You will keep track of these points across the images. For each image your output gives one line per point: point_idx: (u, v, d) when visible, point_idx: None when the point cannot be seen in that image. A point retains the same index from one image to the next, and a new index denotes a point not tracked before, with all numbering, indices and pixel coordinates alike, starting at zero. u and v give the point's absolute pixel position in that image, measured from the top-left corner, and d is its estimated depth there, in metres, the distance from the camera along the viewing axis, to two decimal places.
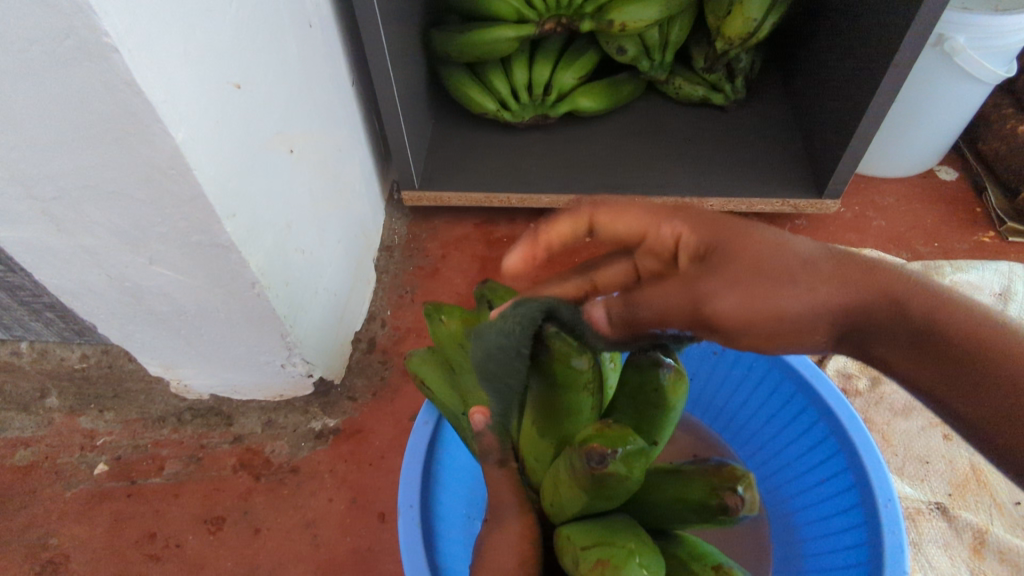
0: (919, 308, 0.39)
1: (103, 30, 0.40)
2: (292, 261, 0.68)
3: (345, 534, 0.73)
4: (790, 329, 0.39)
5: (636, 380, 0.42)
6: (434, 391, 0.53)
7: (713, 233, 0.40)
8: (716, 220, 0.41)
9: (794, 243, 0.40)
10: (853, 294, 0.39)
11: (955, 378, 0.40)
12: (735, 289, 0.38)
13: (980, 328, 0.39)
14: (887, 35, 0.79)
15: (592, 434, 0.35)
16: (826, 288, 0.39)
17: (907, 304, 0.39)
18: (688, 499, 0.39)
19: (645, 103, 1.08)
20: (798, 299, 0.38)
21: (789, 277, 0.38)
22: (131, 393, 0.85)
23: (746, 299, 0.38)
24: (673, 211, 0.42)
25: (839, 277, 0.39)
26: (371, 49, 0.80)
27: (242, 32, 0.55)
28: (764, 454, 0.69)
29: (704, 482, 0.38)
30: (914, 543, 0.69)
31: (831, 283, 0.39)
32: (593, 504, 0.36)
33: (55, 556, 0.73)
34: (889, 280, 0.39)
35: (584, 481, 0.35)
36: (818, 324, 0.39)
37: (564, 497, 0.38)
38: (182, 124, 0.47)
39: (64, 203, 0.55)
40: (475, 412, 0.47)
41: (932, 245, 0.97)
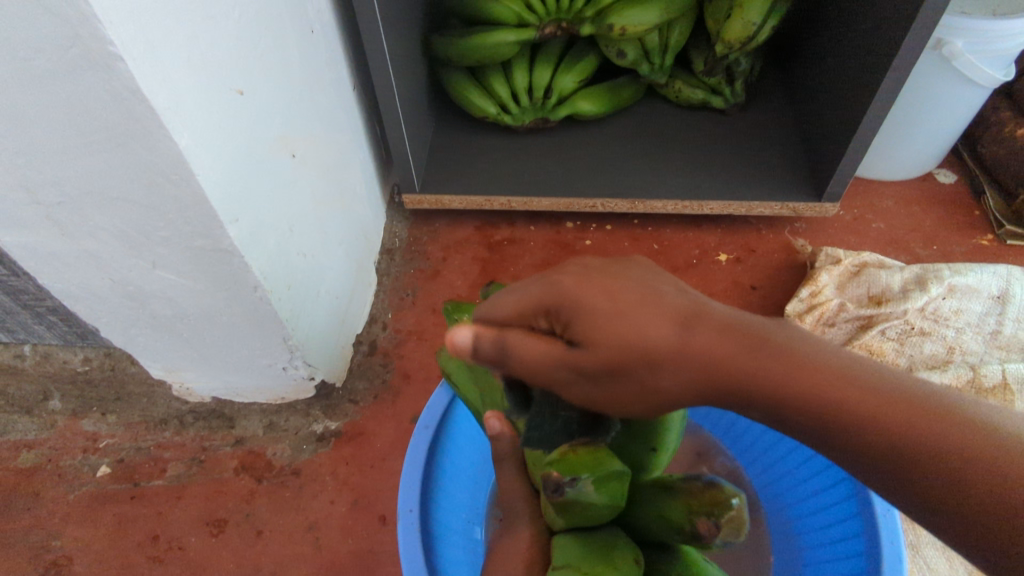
0: (763, 390, 0.36)
1: (108, 38, 0.40)
2: (296, 264, 0.69)
3: (347, 536, 0.74)
4: (627, 402, 0.39)
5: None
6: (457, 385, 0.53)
7: (566, 302, 0.38)
8: (600, 287, 0.38)
9: (655, 326, 0.37)
10: (676, 377, 0.37)
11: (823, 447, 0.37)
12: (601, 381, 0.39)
13: (852, 410, 0.35)
14: (885, 40, 0.79)
15: (558, 459, 0.37)
16: (650, 374, 0.38)
17: (748, 388, 0.36)
18: (671, 516, 0.39)
19: (646, 107, 1.09)
20: (661, 390, 0.38)
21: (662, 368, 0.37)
22: (133, 395, 0.85)
23: (586, 378, 0.38)
24: (545, 289, 0.39)
25: (714, 368, 0.37)
26: (373, 54, 0.80)
27: (245, 41, 0.56)
28: (763, 461, 0.69)
29: (683, 505, 0.39)
30: (913, 546, 0.69)
31: (668, 373, 0.37)
32: (562, 522, 0.39)
33: (59, 558, 0.73)
34: (726, 361, 0.36)
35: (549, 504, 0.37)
36: (650, 401, 0.39)
37: (544, 512, 0.41)
38: (186, 130, 0.48)
39: (68, 208, 0.55)
40: (492, 417, 0.47)
41: (931, 248, 0.97)
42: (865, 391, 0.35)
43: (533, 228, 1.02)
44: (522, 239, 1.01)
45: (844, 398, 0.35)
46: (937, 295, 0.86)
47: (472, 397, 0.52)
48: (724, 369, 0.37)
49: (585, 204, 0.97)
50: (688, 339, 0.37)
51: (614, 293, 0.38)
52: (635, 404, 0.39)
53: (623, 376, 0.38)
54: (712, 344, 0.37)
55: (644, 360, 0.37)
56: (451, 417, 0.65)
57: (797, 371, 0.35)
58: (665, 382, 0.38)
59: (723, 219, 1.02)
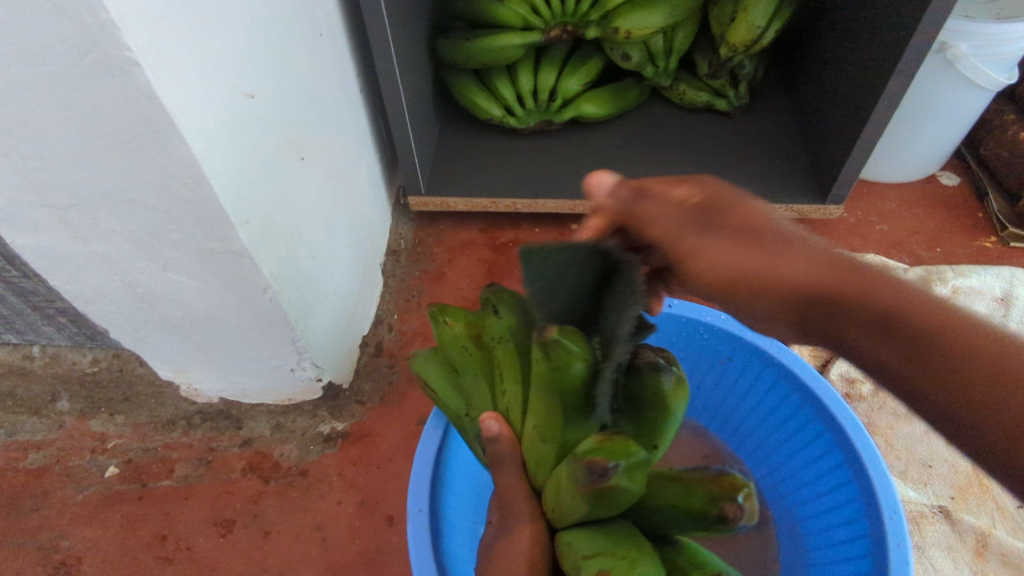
0: (885, 299, 0.43)
1: (125, 44, 0.41)
2: (304, 266, 0.69)
3: (354, 536, 0.74)
4: (754, 291, 0.44)
5: (641, 383, 0.44)
6: (440, 393, 0.52)
7: (717, 197, 0.45)
8: (746, 202, 0.45)
9: (787, 231, 0.45)
10: (809, 274, 0.43)
11: (910, 367, 0.43)
12: (732, 248, 0.43)
13: (940, 320, 0.42)
14: (889, 43, 0.80)
15: (593, 448, 0.36)
16: (791, 266, 0.43)
17: (870, 291, 0.43)
18: (687, 505, 0.40)
19: (650, 109, 1.09)
20: (770, 267, 0.43)
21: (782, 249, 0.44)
22: (141, 396, 0.86)
23: (725, 251, 0.43)
24: (699, 181, 0.46)
25: (838, 272, 0.44)
26: (380, 57, 0.80)
27: (256, 45, 0.56)
28: (770, 463, 0.70)
29: (702, 492, 0.40)
30: (918, 546, 0.70)
31: (802, 272, 0.43)
32: (586, 513, 0.38)
33: (68, 558, 0.74)
34: (852, 269, 0.44)
35: (582, 493, 0.36)
36: (795, 294, 0.44)
37: (562, 505, 0.40)
38: (199, 134, 0.48)
39: (80, 211, 0.56)
40: (489, 419, 0.45)
41: (934, 250, 0.98)
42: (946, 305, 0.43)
43: (538, 230, 1.03)
44: (527, 240, 1.01)
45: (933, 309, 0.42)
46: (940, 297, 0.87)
47: (454, 402, 0.52)
48: (849, 277, 0.43)
49: (590, 206, 0.97)
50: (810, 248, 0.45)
51: (756, 207, 0.45)
52: (763, 294, 0.44)
53: (760, 257, 0.43)
54: (829, 258, 0.44)
55: (782, 251, 0.44)
56: None
57: (899, 284, 0.43)
58: (800, 278, 0.43)
59: None
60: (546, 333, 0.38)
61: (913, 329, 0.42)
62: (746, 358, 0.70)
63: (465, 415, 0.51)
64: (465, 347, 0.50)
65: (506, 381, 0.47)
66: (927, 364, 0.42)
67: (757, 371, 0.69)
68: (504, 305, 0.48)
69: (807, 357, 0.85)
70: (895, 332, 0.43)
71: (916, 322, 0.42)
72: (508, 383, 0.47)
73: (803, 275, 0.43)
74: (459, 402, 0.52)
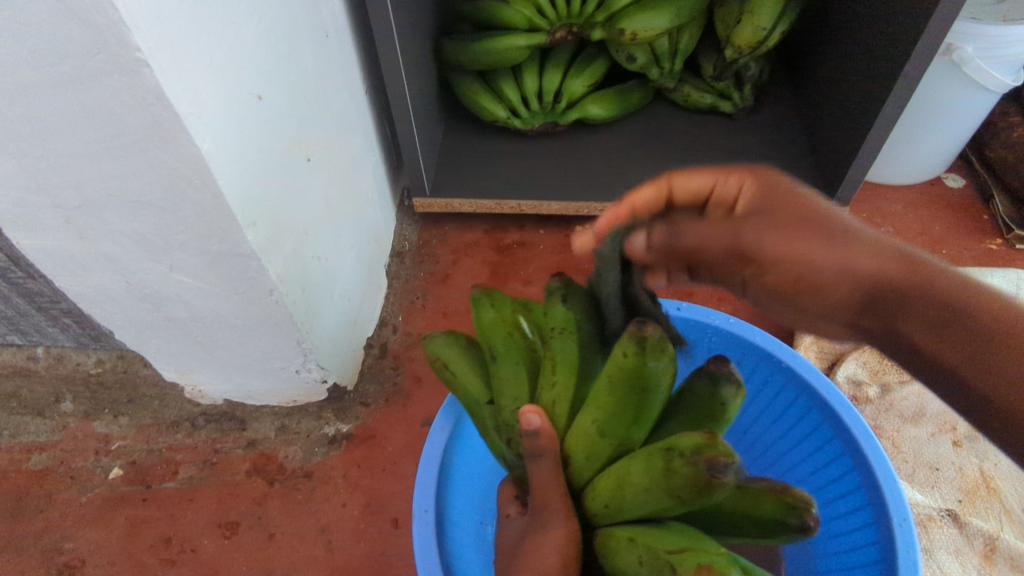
0: (932, 288, 0.43)
1: (135, 45, 0.41)
2: (310, 268, 0.69)
3: (359, 538, 0.74)
4: (812, 282, 0.46)
5: (708, 393, 0.43)
6: (462, 378, 0.51)
7: (769, 193, 0.46)
8: (799, 203, 0.46)
9: (838, 222, 0.45)
10: (856, 267, 0.44)
11: (954, 353, 0.44)
12: (793, 243, 0.45)
13: (984, 308, 0.43)
14: (896, 46, 0.79)
15: (700, 440, 0.34)
16: (841, 257, 0.45)
17: (922, 283, 0.43)
18: (755, 514, 0.39)
19: (654, 111, 1.09)
20: (826, 259, 0.45)
21: (842, 240, 0.45)
22: (145, 397, 0.85)
23: (774, 245, 0.46)
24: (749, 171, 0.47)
25: (885, 266, 0.44)
26: (386, 58, 0.80)
27: (264, 46, 0.56)
28: (777, 468, 0.69)
29: (774, 500, 0.39)
30: (926, 550, 0.70)
31: (844, 264, 0.45)
32: (670, 506, 0.36)
33: (71, 560, 0.73)
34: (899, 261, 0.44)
35: (683, 488, 0.34)
36: (844, 281, 0.45)
37: (634, 499, 0.38)
38: (208, 135, 0.48)
39: (87, 212, 0.55)
40: (530, 412, 0.41)
41: (940, 252, 0.98)
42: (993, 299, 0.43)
43: (542, 231, 1.03)
44: (531, 242, 1.01)
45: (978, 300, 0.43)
46: None
47: (476, 388, 0.50)
48: (898, 269, 0.44)
49: (595, 208, 0.97)
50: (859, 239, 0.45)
51: (803, 201, 0.46)
52: (810, 283, 0.46)
53: (803, 247, 0.45)
54: (881, 251, 0.45)
55: (830, 241, 0.45)
56: (464, 421, 0.65)
57: (947, 275, 0.44)
58: (842, 270, 0.45)
59: None
60: (648, 328, 0.38)
61: (960, 318, 0.43)
62: (754, 363, 0.70)
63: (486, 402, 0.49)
64: (509, 332, 0.49)
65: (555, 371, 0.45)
66: (970, 352, 0.43)
67: (764, 374, 0.69)
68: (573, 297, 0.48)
69: (814, 360, 0.85)
70: (944, 322, 0.43)
71: (963, 309, 0.43)
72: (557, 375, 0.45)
73: (852, 268, 0.45)
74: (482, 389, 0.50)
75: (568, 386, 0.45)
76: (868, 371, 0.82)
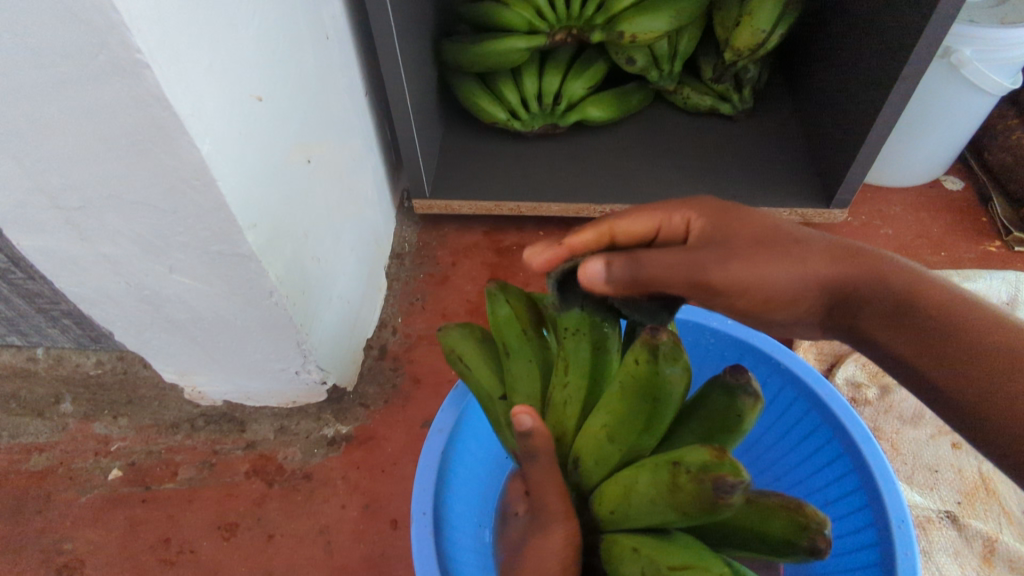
0: (890, 285, 0.44)
1: (135, 47, 0.41)
2: (309, 269, 0.69)
3: (358, 540, 0.74)
4: (773, 297, 0.45)
5: (723, 404, 0.42)
6: (475, 371, 0.52)
7: (720, 216, 0.46)
8: (750, 218, 0.46)
9: (792, 230, 0.46)
10: (816, 277, 0.44)
11: (920, 349, 0.43)
12: (750, 262, 0.44)
13: (946, 301, 0.43)
14: (894, 49, 0.80)
15: (707, 458, 0.33)
16: (805, 266, 0.44)
17: (884, 278, 0.44)
18: (763, 529, 0.39)
19: (654, 113, 1.09)
20: (785, 274, 0.44)
21: (796, 253, 0.44)
22: (144, 399, 0.85)
23: (741, 265, 0.44)
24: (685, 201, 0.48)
25: (842, 269, 0.44)
26: (386, 60, 0.81)
27: (264, 48, 0.56)
28: (775, 470, 0.69)
29: (786, 518, 0.38)
30: (925, 551, 0.70)
31: (804, 276, 0.44)
32: (675, 520, 0.36)
33: (70, 561, 0.73)
34: (859, 261, 0.45)
35: (689, 505, 0.34)
36: (803, 290, 0.44)
37: (638, 508, 0.38)
38: (208, 136, 0.48)
39: (88, 213, 0.56)
40: (523, 413, 0.40)
41: (939, 254, 0.98)
42: (956, 291, 0.44)
43: (542, 233, 1.03)
44: (530, 244, 1.01)
45: (941, 294, 0.43)
46: None
47: (488, 382, 0.51)
48: (858, 273, 0.44)
49: (594, 209, 0.97)
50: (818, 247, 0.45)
51: (752, 216, 0.47)
52: (765, 300, 0.45)
53: (764, 260, 0.44)
54: (840, 253, 0.45)
55: (790, 251, 0.44)
56: (462, 423, 0.65)
57: (906, 271, 0.44)
58: (801, 282, 0.44)
59: None
60: (662, 335, 0.36)
61: (923, 308, 0.43)
62: (752, 365, 0.70)
63: (496, 396, 0.51)
64: (521, 331, 0.50)
65: (565, 373, 0.46)
66: (937, 347, 0.42)
67: (762, 376, 0.69)
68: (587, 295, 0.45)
69: (813, 362, 0.85)
70: (906, 313, 0.43)
71: (923, 302, 0.43)
72: (569, 377, 0.45)
73: (812, 278, 0.44)
74: (491, 382, 0.51)
75: (579, 388, 0.45)
76: (866, 373, 0.82)
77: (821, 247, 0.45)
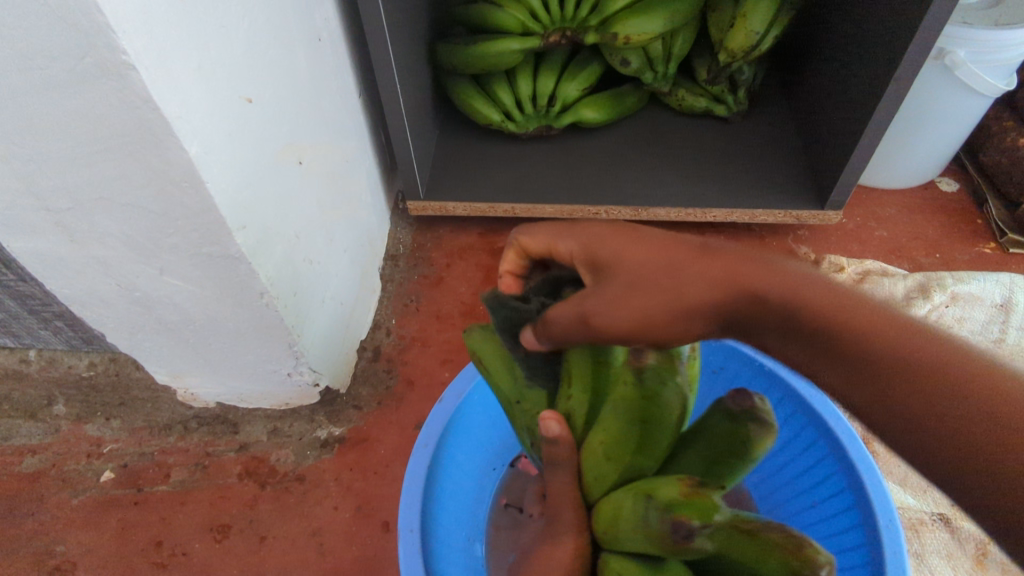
0: (783, 304, 0.38)
1: (121, 48, 0.41)
2: (301, 270, 0.69)
3: (351, 542, 0.74)
4: (661, 331, 0.39)
5: (727, 431, 0.39)
6: (491, 373, 0.51)
7: (597, 250, 0.43)
8: (625, 245, 0.42)
9: (665, 250, 0.41)
10: (698, 306, 0.39)
11: (832, 372, 0.38)
12: (626, 293, 0.39)
13: (847, 315, 0.37)
14: (888, 50, 0.80)
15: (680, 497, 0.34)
16: (681, 295, 0.39)
17: (770, 298, 0.38)
18: (760, 567, 0.35)
19: (649, 114, 1.09)
20: (661, 304, 0.39)
21: (676, 278, 0.39)
22: (137, 400, 0.85)
23: (616, 301, 0.39)
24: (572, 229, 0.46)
25: (728, 290, 0.38)
26: (380, 62, 0.81)
27: (254, 49, 0.56)
28: (763, 473, 0.69)
29: (778, 560, 0.34)
30: (918, 554, 0.69)
31: (684, 308, 0.39)
32: (653, 552, 0.36)
33: (62, 564, 0.73)
34: (747, 275, 0.38)
35: (658, 538, 0.34)
36: (687, 322, 0.39)
37: (624, 532, 0.38)
38: (196, 139, 0.48)
39: (76, 214, 0.55)
40: (550, 419, 0.43)
41: (933, 256, 0.98)
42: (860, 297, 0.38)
43: None
44: None
45: (842, 304, 0.37)
46: (940, 303, 0.86)
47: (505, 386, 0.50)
48: (744, 297, 0.38)
49: (589, 210, 0.97)
50: (698, 266, 0.40)
51: (626, 245, 0.42)
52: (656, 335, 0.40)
53: (632, 293, 0.39)
54: (722, 269, 0.39)
55: (667, 280, 0.39)
56: (449, 434, 0.64)
57: (802, 281, 0.38)
58: (682, 313, 0.39)
59: (726, 226, 1.02)
60: (651, 361, 0.37)
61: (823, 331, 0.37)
62: (738, 369, 0.70)
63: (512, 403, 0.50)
64: None
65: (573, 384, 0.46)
66: (846, 370, 0.37)
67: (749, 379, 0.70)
68: None
69: None
70: (806, 336, 0.38)
71: (821, 322, 0.37)
72: (574, 389, 0.46)
73: (694, 306, 0.39)
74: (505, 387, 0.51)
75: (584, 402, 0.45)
76: None
77: (701, 268, 0.39)
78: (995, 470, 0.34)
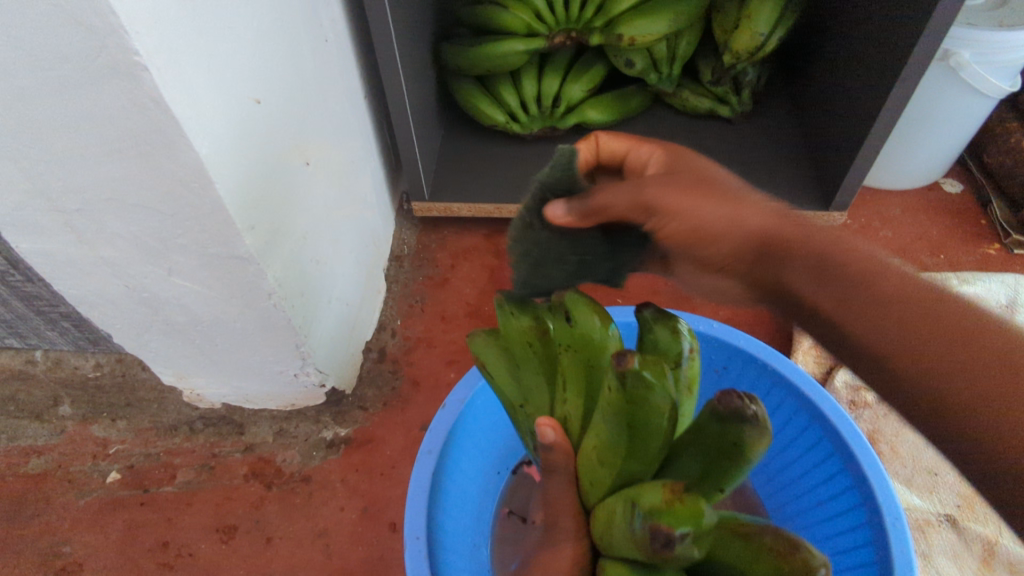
0: (827, 246, 0.45)
1: (133, 49, 0.41)
2: (308, 270, 0.69)
3: (357, 543, 0.74)
4: (714, 240, 0.45)
5: (717, 432, 0.37)
6: (495, 378, 0.51)
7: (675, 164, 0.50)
8: (693, 172, 0.48)
9: (729, 183, 0.47)
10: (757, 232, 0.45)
11: (854, 313, 0.45)
12: (692, 197, 0.44)
13: (867, 267, 0.45)
14: (893, 51, 0.80)
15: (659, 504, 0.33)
16: (744, 213, 0.45)
17: (815, 241, 0.45)
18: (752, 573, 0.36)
19: (653, 115, 1.09)
20: (723, 217, 0.45)
21: (739, 200, 0.46)
22: (143, 402, 0.84)
23: (679, 200, 0.44)
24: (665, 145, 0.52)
25: (772, 229, 0.45)
26: (386, 63, 0.81)
27: (263, 50, 0.56)
28: (767, 473, 0.70)
29: (769, 563, 0.35)
30: (924, 555, 0.69)
31: (743, 228, 0.45)
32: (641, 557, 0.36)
33: (68, 564, 0.73)
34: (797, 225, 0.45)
35: (641, 545, 0.33)
36: (741, 240, 0.45)
37: (617, 538, 0.38)
38: (205, 140, 0.48)
39: (86, 215, 0.56)
40: (545, 426, 0.43)
41: (938, 257, 0.98)
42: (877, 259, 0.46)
43: None
44: None
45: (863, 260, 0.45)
46: None
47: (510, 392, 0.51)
48: (796, 235, 0.45)
49: None
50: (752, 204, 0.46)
51: (699, 174, 0.48)
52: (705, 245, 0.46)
53: (711, 199, 0.45)
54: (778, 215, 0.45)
55: (737, 201, 0.45)
56: (452, 442, 0.64)
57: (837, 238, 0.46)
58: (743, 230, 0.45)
59: None
60: (629, 363, 0.33)
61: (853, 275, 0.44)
62: (741, 369, 0.70)
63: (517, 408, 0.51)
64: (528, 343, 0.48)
65: (568, 389, 0.46)
66: (869, 312, 0.44)
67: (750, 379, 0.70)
68: (577, 310, 0.44)
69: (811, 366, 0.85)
70: (840, 276, 0.44)
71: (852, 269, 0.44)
72: (569, 392, 0.46)
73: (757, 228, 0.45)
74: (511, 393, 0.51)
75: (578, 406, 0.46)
76: None
77: (758, 206, 0.46)
78: (996, 404, 0.41)
